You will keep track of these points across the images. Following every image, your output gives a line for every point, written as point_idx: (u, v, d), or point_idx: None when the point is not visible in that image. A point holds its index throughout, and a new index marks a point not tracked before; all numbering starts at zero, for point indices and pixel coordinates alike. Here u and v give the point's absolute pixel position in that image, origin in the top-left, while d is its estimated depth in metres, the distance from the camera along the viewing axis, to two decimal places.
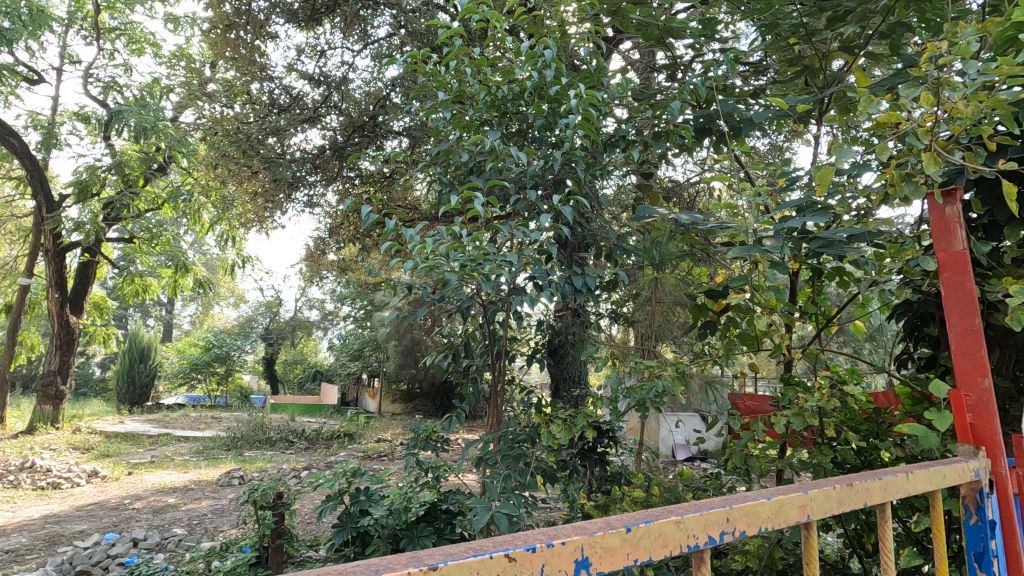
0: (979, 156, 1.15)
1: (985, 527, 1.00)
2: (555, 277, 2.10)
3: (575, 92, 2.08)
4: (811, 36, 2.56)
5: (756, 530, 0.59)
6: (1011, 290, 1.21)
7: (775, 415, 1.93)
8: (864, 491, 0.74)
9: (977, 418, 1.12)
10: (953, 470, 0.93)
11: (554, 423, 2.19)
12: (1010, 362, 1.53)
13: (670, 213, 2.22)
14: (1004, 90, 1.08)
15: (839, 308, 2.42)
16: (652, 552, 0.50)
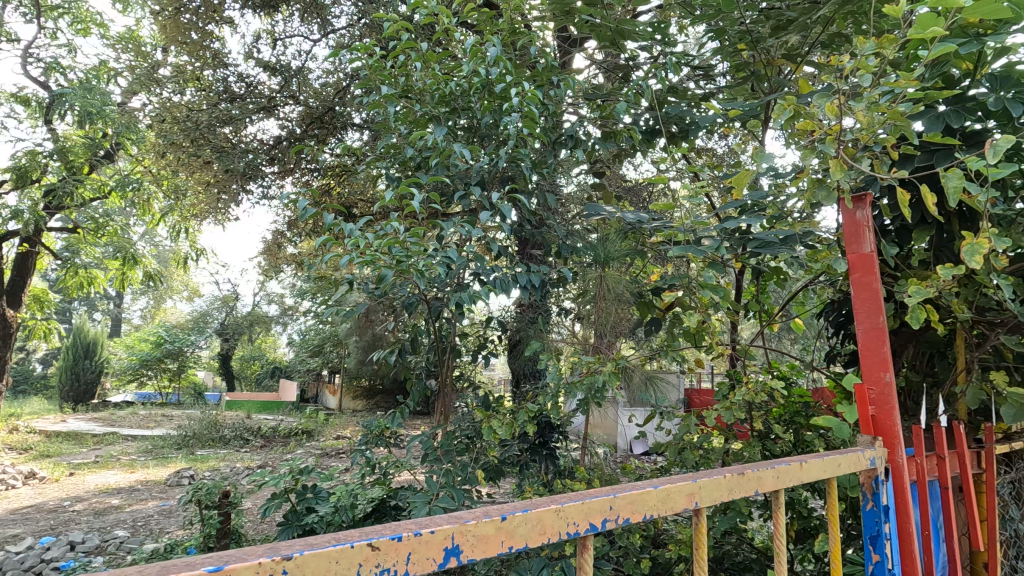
0: (885, 164, 1.23)
1: (880, 512, 1.07)
2: (500, 274, 2.11)
3: (521, 90, 2.08)
4: (756, 43, 2.63)
5: (640, 517, 0.62)
6: (912, 290, 1.30)
7: (710, 410, 2.00)
8: (756, 479, 0.79)
9: (879, 411, 1.18)
10: (849, 459, 0.99)
11: (496, 419, 2.25)
12: (922, 359, 1.66)
13: (618, 213, 2.26)
14: (902, 102, 1.16)
15: (780, 306, 2.52)
16: (529, 540, 0.52)
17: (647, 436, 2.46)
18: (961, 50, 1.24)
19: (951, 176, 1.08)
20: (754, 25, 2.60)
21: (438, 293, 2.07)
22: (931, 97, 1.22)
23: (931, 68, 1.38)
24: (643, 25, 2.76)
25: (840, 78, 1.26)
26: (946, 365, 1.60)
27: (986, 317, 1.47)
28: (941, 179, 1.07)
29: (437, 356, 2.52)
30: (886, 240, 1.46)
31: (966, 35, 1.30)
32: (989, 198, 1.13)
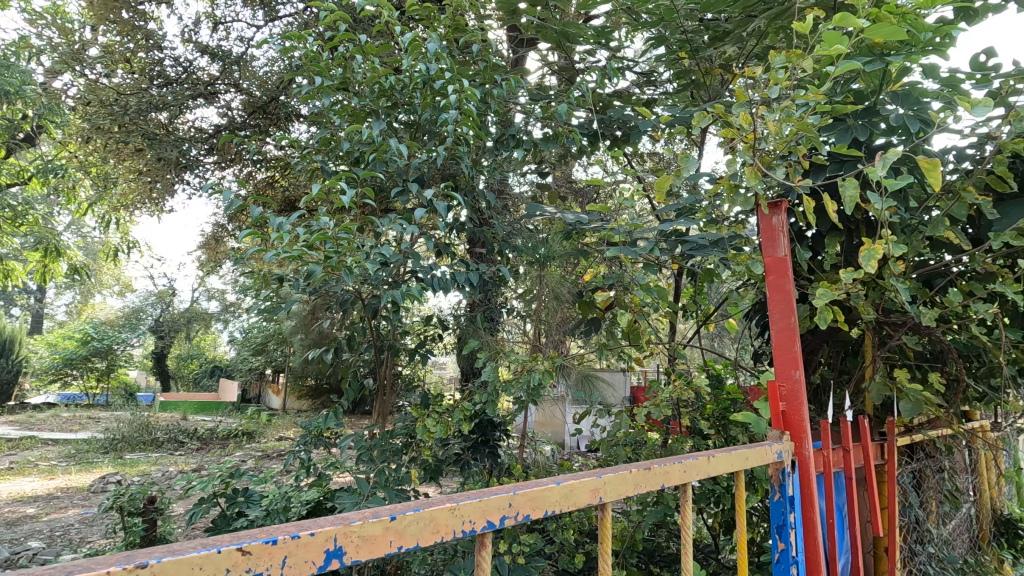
0: (797, 172, 1.30)
1: (786, 502, 1.13)
2: (438, 272, 2.10)
3: (460, 88, 2.07)
4: (695, 52, 2.72)
5: (540, 513, 0.63)
6: (819, 293, 1.38)
7: (642, 407, 2.07)
8: (662, 473, 0.82)
9: (788, 406, 1.24)
10: (756, 453, 1.04)
11: (431, 418, 2.26)
12: (834, 358, 1.77)
13: (559, 213, 2.29)
14: (810, 114, 1.23)
15: (715, 307, 2.62)
16: (420, 539, 0.52)
17: (583, 433, 2.50)
18: (866, 69, 1.35)
19: (849, 185, 1.15)
20: (693, 35, 2.69)
21: (376, 291, 2.04)
22: (838, 110, 1.30)
23: (841, 84, 1.48)
24: (588, 29, 2.81)
25: (757, 90, 1.32)
26: (856, 363, 1.71)
27: (889, 318, 1.58)
28: (840, 188, 1.15)
29: (377, 355, 2.49)
30: (802, 244, 1.54)
31: (872, 54, 1.40)
32: (886, 206, 1.21)
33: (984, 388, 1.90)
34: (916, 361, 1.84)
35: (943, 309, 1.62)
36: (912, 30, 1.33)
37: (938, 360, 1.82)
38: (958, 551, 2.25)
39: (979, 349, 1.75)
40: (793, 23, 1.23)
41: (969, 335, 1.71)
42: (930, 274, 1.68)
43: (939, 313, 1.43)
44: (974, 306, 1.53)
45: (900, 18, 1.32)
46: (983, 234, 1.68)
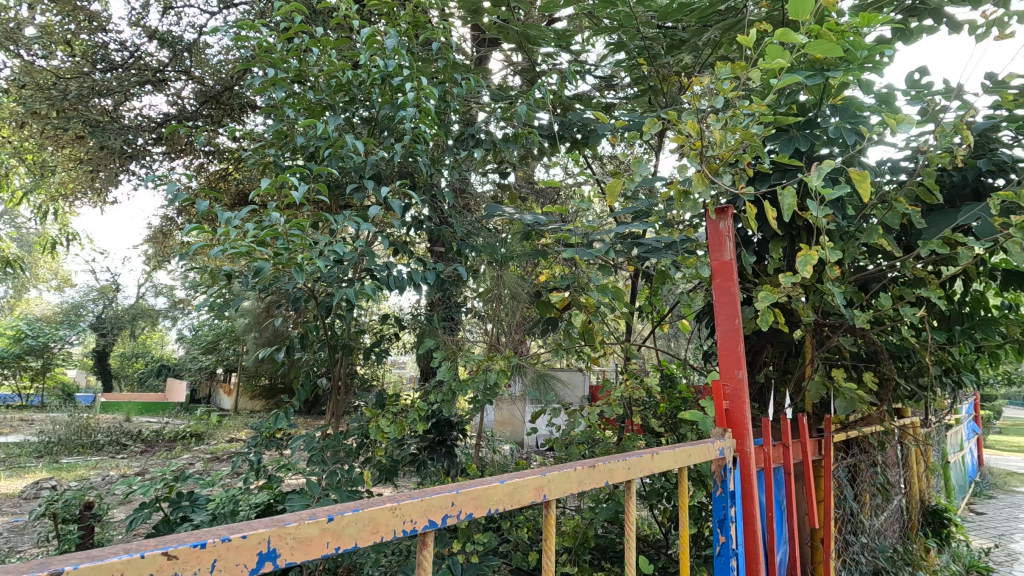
0: (742, 179, 1.35)
1: (727, 497, 1.17)
2: (394, 271, 2.07)
3: (418, 85, 2.05)
4: (653, 58, 2.77)
5: (483, 511, 0.64)
6: (762, 296, 1.44)
7: (596, 406, 2.10)
8: (606, 471, 0.83)
9: (732, 405, 1.29)
10: (699, 450, 1.08)
11: (384, 418, 2.24)
12: (778, 358, 1.84)
13: (517, 213, 2.31)
14: (754, 125, 1.29)
15: (669, 308, 2.68)
16: (358, 539, 0.52)
17: (538, 432, 2.53)
18: (807, 83, 1.41)
19: (786, 195, 1.21)
20: (651, 42, 2.74)
21: (330, 289, 2.00)
22: (780, 121, 1.36)
23: (786, 95, 1.54)
24: (549, 32, 2.82)
25: (706, 99, 1.37)
26: (797, 363, 1.79)
27: (828, 320, 1.66)
28: (780, 196, 1.20)
29: (331, 354, 2.44)
30: (747, 249, 1.60)
31: (814, 69, 1.47)
32: (823, 215, 1.27)
33: (914, 387, 2.02)
34: (852, 361, 1.94)
35: (876, 312, 1.71)
36: (850, 47, 1.40)
37: (872, 360, 1.92)
38: (889, 541, 2.39)
39: (909, 349, 1.86)
40: (739, 35, 1.28)
41: (900, 337, 1.82)
42: (866, 279, 1.78)
43: (871, 316, 1.51)
44: (903, 310, 1.62)
45: (839, 35, 1.39)
46: (914, 242, 1.79)
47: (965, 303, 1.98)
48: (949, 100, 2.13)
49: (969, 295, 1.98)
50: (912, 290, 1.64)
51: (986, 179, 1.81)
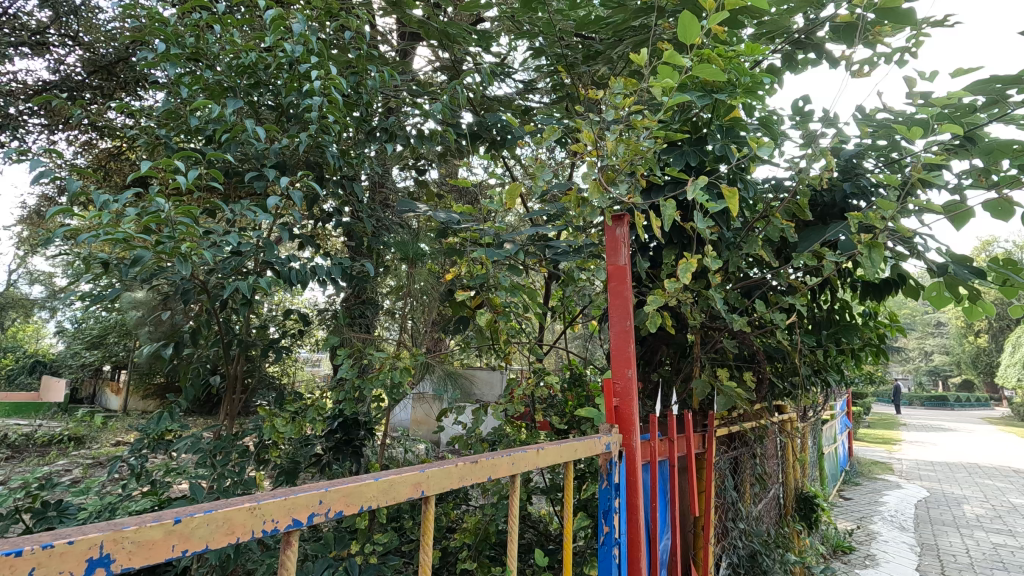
0: (636, 189, 1.43)
1: (611, 489, 1.25)
2: (295, 265, 1.99)
3: (326, 74, 1.98)
4: (570, 67, 2.85)
5: (355, 509, 0.64)
6: (652, 299, 1.53)
7: (500, 404, 2.14)
8: (489, 466, 0.86)
9: (621, 402, 1.36)
10: (585, 445, 1.13)
11: (281, 418, 2.14)
12: (670, 358, 1.97)
13: (430, 212, 2.29)
14: (646, 138, 1.38)
15: (578, 309, 2.78)
16: (210, 541, 0.50)
17: (445, 431, 2.52)
18: (697, 103, 1.52)
19: (668, 206, 1.32)
20: (568, 51, 2.81)
21: (223, 282, 1.89)
22: (671, 137, 1.46)
23: (680, 112, 1.66)
24: (469, 32, 2.83)
25: (605, 111, 1.43)
26: (686, 363, 1.92)
27: (713, 323, 1.80)
28: (665, 207, 1.29)
29: (226, 351, 2.30)
30: (642, 253, 1.71)
31: (704, 90, 1.58)
32: (705, 226, 1.38)
33: (788, 385, 2.23)
34: (735, 361, 2.12)
35: (754, 317, 1.88)
36: (735, 73, 1.52)
37: (752, 360, 2.10)
38: (765, 525, 2.62)
39: (783, 351, 2.05)
40: (633, 53, 1.36)
41: (775, 340, 2.00)
42: (748, 285, 1.94)
43: (748, 320, 1.66)
44: (775, 316, 1.79)
45: (726, 61, 1.51)
46: (788, 254, 1.98)
47: (832, 310, 2.21)
48: (825, 127, 2.36)
49: (834, 302, 2.21)
50: (783, 296, 1.82)
51: (850, 200, 2.03)
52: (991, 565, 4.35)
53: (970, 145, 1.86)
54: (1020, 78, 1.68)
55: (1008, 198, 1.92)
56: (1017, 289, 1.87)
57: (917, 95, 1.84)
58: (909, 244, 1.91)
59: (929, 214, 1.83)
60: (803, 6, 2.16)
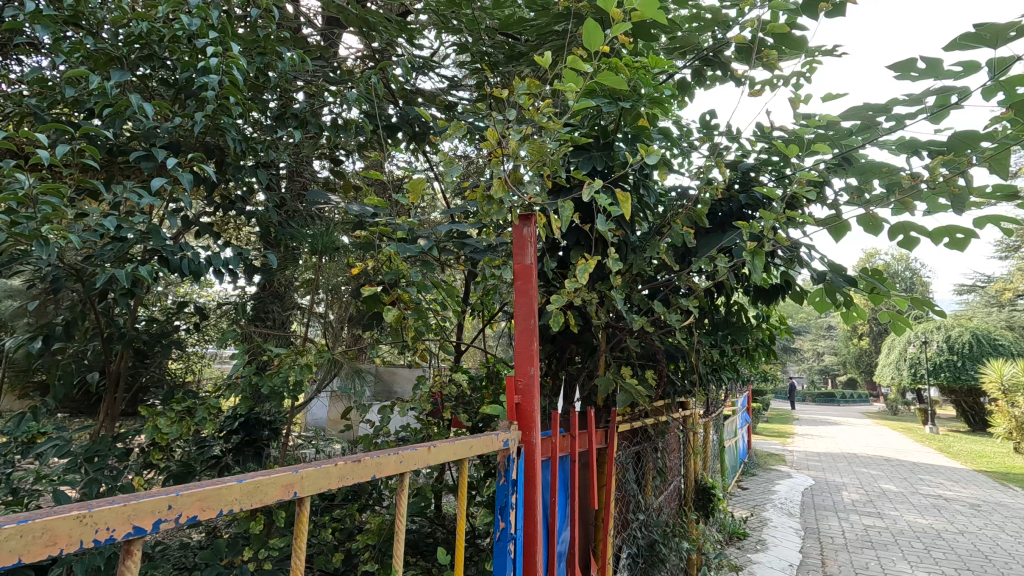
0: (542, 191, 1.45)
1: (508, 485, 1.27)
2: (187, 253, 1.85)
3: (226, 51, 1.85)
4: (493, 65, 2.84)
5: (212, 514, 0.60)
6: (555, 297, 1.56)
7: (409, 402, 2.10)
8: (374, 465, 0.84)
9: (522, 400, 1.38)
10: (481, 442, 1.14)
11: (167, 417, 1.98)
12: (576, 355, 2.02)
13: (342, 204, 2.21)
14: (552, 140, 1.40)
15: (494, 308, 2.79)
16: (24, 555, 0.46)
17: (352, 430, 2.45)
18: (603, 110, 1.56)
19: (568, 208, 1.36)
20: (492, 50, 2.82)
21: (101, 269, 1.72)
22: (576, 141, 1.49)
23: (588, 117, 1.72)
24: (390, 21, 2.75)
25: (512, 112, 1.44)
26: (592, 361, 1.98)
27: (617, 323, 1.87)
28: (564, 209, 1.31)
29: (106, 346, 2.10)
30: (551, 253, 1.74)
31: (611, 98, 1.64)
32: (606, 229, 1.43)
33: (687, 383, 2.35)
34: (639, 360, 2.21)
35: (655, 318, 1.97)
36: (640, 84, 1.58)
37: (654, 359, 2.20)
38: (665, 515, 2.76)
39: (682, 350, 2.17)
40: (539, 55, 1.38)
41: (674, 341, 2.10)
42: (652, 287, 2.04)
43: (647, 321, 1.73)
44: (673, 318, 1.88)
45: (632, 71, 1.57)
46: (689, 258, 2.10)
47: (729, 312, 2.36)
48: (728, 141, 2.51)
49: (731, 305, 2.36)
50: (681, 299, 1.92)
51: (745, 210, 2.18)
52: (862, 544, 4.84)
53: (847, 164, 2.06)
54: (888, 107, 1.87)
55: (878, 214, 2.13)
56: (882, 296, 2.08)
57: (804, 117, 2.00)
58: (794, 253, 2.07)
59: (810, 226, 2.00)
60: (711, 26, 2.28)
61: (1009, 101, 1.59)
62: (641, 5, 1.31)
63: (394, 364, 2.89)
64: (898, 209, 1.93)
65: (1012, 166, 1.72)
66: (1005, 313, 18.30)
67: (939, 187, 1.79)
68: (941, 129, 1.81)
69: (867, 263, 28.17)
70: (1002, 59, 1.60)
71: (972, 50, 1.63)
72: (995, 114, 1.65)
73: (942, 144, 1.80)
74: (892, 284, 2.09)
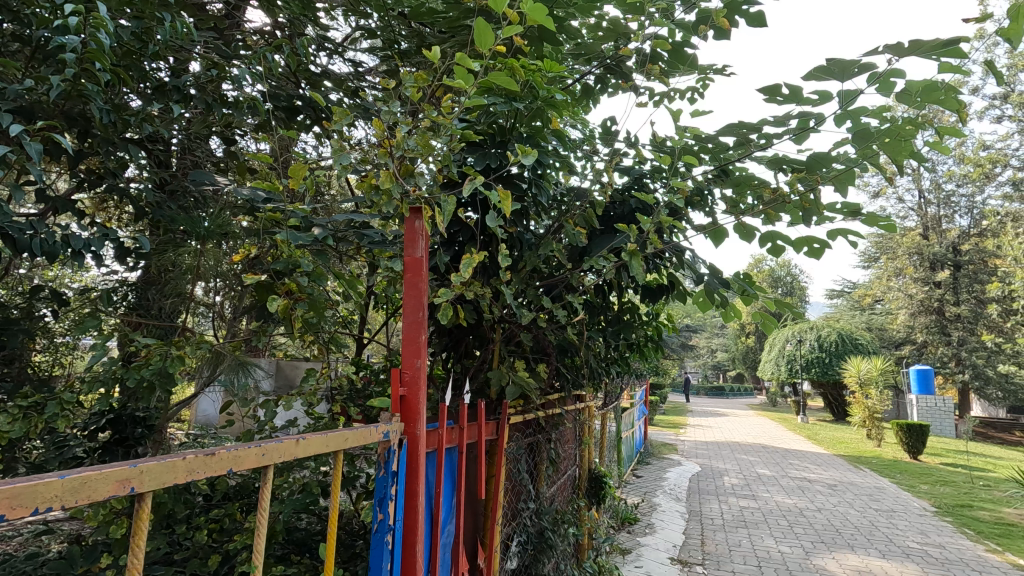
0: (432, 185, 1.46)
1: (388, 476, 1.27)
2: (40, 231, 1.66)
3: (91, 10, 1.67)
4: (402, 53, 2.78)
5: (26, 512, 0.57)
6: (445, 290, 1.57)
7: (295, 396, 2.03)
8: (230, 458, 0.81)
9: (407, 392, 1.38)
10: (356, 434, 1.13)
11: (14, 414, 1.78)
12: (470, 348, 2.05)
13: (229, 187, 2.08)
14: (443, 135, 1.41)
15: (394, 300, 2.74)
16: None
17: (235, 425, 2.32)
18: (497, 109, 1.59)
19: (455, 202, 1.37)
20: (401, 38, 2.77)
21: None
22: (468, 137, 1.51)
23: (486, 114, 1.74)
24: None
25: (404, 103, 1.43)
26: (485, 354, 2.01)
27: (508, 318, 1.91)
28: (447, 204, 1.33)
29: None
30: (445, 247, 1.75)
31: (507, 97, 1.67)
32: (494, 224, 1.45)
33: (578, 377, 2.45)
34: (532, 354, 2.28)
35: (547, 314, 2.04)
36: (534, 86, 1.62)
37: (547, 353, 2.27)
38: (556, 504, 2.86)
39: (574, 345, 2.26)
40: (431, 47, 1.38)
41: (565, 336, 2.19)
42: (546, 283, 2.10)
43: (535, 316, 1.79)
44: (563, 314, 1.96)
45: (527, 73, 1.61)
46: (582, 257, 2.19)
47: (619, 310, 2.49)
48: (626, 147, 2.63)
49: (622, 303, 2.49)
50: (572, 295, 2.01)
51: (636, 213, 2.31)
52: (736, 524, 5.33)
53: (725, 176, 2.24)
54: (759, 126, 2.06)
55: (749, 223, 2.34)
56: (752, 298, 2.28)
57: (689, 130, 2.15)
58: (676, 255, 2.22)
59: (691, 231, 2.16)
60: (612, 37, 2.38)
61: (852, 128, 1.80)
62: (530, 11, 1.36)
63: (288, 356, 2.77)
64: (765, 219, 2.13)
65: (853, 185, 1.96)
66: (865, 315, 20.76)
67: (797, 201, 1.99)
68: (801, 149, 2.02)
69: (756, 267, 30.78)
70: (848, 90, 1.81)
71: (825, 81, 1.83)
72: (841, 139, 1.87)
73: (801, 163, 2.01)
74: (760, 287, 2.30)
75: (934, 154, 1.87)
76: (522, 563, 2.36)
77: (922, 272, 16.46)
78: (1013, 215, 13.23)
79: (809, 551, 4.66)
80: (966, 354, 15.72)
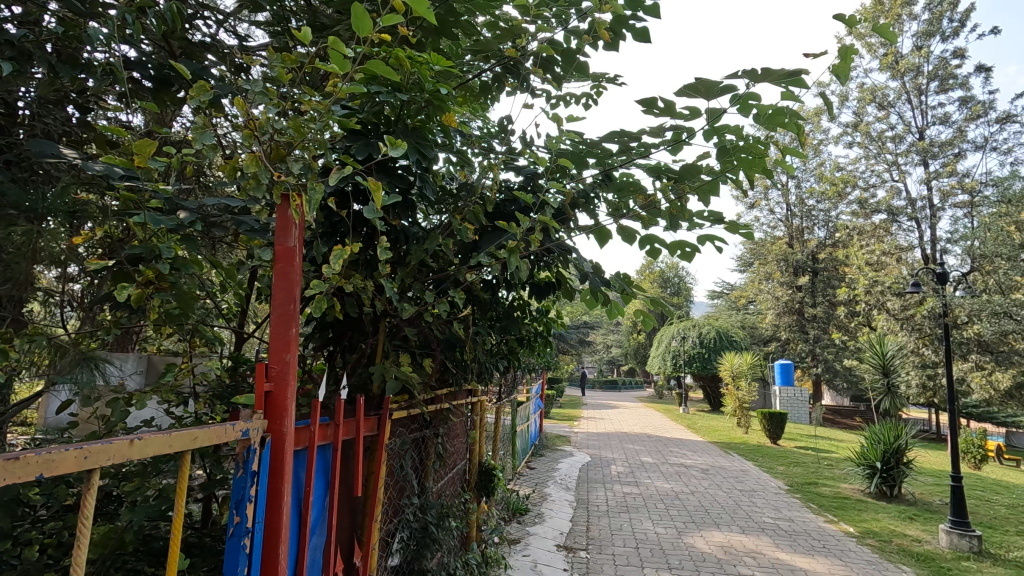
0: (304, 173, 1.40)
1: (247, 477, 1.21)
2: None
3: None
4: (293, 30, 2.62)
5: None
6: (320, 282, 1.52)
7: (152, 395, 1.86)
8: (41, 463, 0.74)
9: (274, 388, 1.31)
10: (207, 434, 1.06)
11: None
12: (351, 342, 2.00)
13: (81, 161, 1.86)
14: (315, 120, 1.35)
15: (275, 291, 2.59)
16: None
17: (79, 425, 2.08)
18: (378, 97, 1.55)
19: (325, 191, 1.31)
20: (292, 14, 2.61)
21: None
22: (346, 126, 1.45)
23: (371, 103, 1.69)
24: None
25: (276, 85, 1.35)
26: (366, 349, 1.97)
27: (390, 312, 1.89)
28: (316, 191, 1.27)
29: None
30: (324, 239, 1.69)
31: (392, 87, 1.64)
32: (370, 217, 1.42)
33: (466, 372, 2.47)
34: (419, 349, 2.26)
35: (432, 308, 2.03)
36: (419, 80, 1.60)
37: (433, 347, 2.26)
38: (444, 498, 2.87)
39: (461, 340, 2.27)
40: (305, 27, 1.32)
41: (451, 331, 2.19)
42: (434, 277, 2.09)
43: (416, 311, 1.78)
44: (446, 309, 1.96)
45: (413, 64, 1.59)
46: (471, 252, 2.20)
47: (508, 306, 2.54)
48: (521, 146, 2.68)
49: (510, 299, 2.54)
50: (458, 290, 2.02)
51: (526, 212, 2.36)
52: (619, 509, 5.67)
53: (608, 181, 2.36)
54: (639, 136, 2.20)
55: (630, 226, 2.49)
56: (630, 297, 2.42)
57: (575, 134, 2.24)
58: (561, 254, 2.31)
59: (574, 232, 2.25)
60: (510, 37, 2.41)
61: (717, 143, 1.97)
62: (412, 2, 1.34)
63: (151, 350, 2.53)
64: (643, 223, 2.27)
65: (717, 196, 2.15)
66: (741, 314, 22.87)
67: (669, 207, 2.14)
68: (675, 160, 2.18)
69: (649, 268, 32.79)
70: (714, 109, 1.98)
71: (695, 98, 1.99)
72: (707, 152, 2.04)
73: (675, 172, 2.17)
74: (638, 286, 2.45)
75: (784, 172, 2.09)
76: (404, 559, 2.35)
77: (787, 276, 18.48)
78: (858, 229, 15.24)
79: (681, 531, 5.06)
80: (820, 350, 17.85)
